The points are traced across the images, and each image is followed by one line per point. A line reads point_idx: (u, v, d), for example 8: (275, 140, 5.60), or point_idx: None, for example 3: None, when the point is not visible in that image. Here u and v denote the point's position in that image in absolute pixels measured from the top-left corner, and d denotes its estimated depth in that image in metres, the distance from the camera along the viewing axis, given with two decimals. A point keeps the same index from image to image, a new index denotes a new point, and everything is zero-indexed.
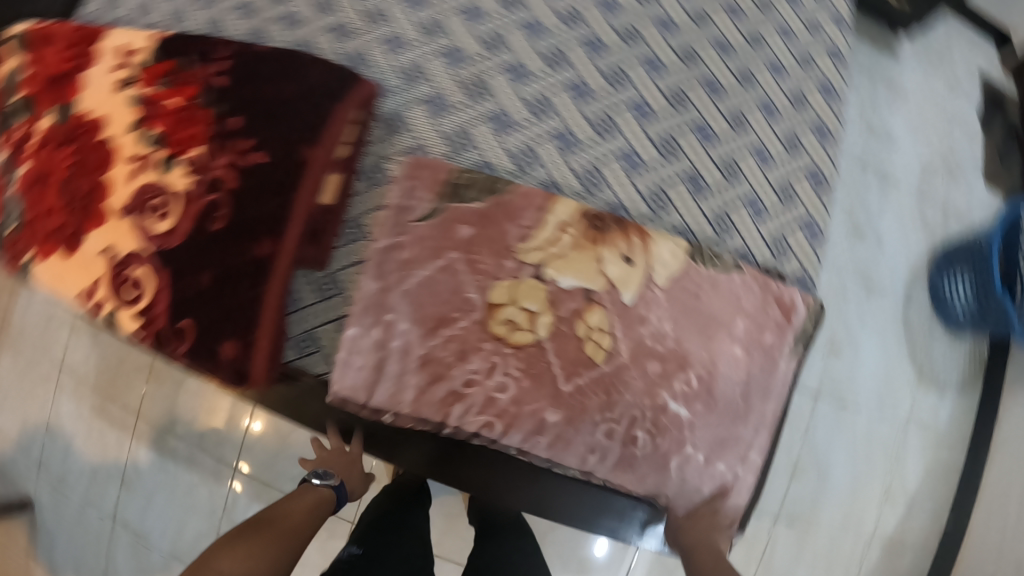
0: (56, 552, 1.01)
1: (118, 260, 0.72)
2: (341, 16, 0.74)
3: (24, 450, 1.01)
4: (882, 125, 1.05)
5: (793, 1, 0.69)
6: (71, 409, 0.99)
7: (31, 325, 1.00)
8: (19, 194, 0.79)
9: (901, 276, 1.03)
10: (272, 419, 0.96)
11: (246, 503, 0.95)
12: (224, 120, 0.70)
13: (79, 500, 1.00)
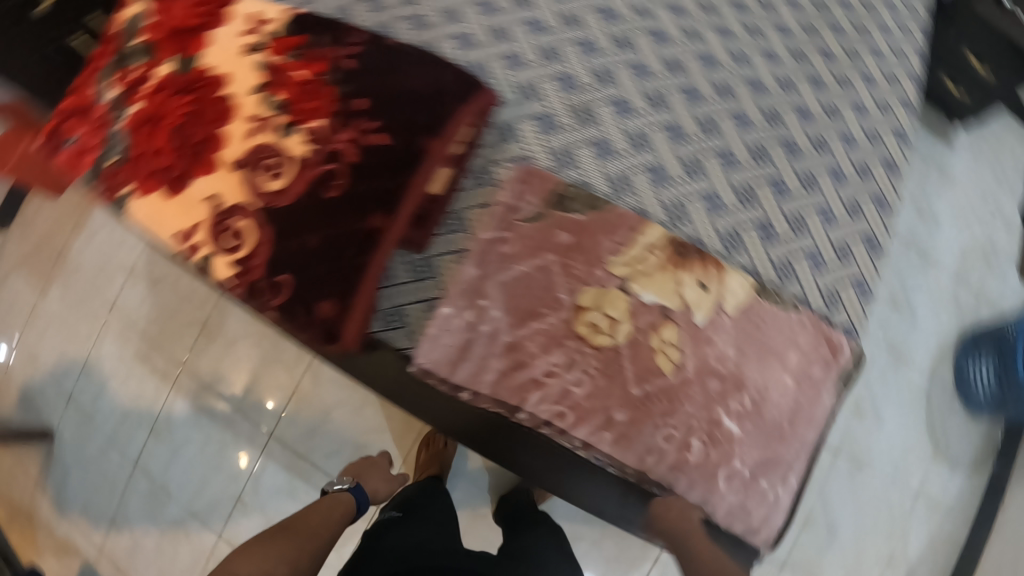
0: (68, 486, 1.06)
1: (222, 209, 0.76)
2: (467, 28, 0.80)
3: (55, 381, 1.06)
4: (930, 210, 1.29)
5: (869, 81, 0.79)
6: (112, 350, 1.05)
7: (89, 266, 1.07)
8: (127, 132, 0.83)
9: (931, 354, 1.24)
10: (313, 390, 0.99)
11: (275, 470, 0.99)
12: (349, 100, 0.75)
13: (104, 439, 1.05)
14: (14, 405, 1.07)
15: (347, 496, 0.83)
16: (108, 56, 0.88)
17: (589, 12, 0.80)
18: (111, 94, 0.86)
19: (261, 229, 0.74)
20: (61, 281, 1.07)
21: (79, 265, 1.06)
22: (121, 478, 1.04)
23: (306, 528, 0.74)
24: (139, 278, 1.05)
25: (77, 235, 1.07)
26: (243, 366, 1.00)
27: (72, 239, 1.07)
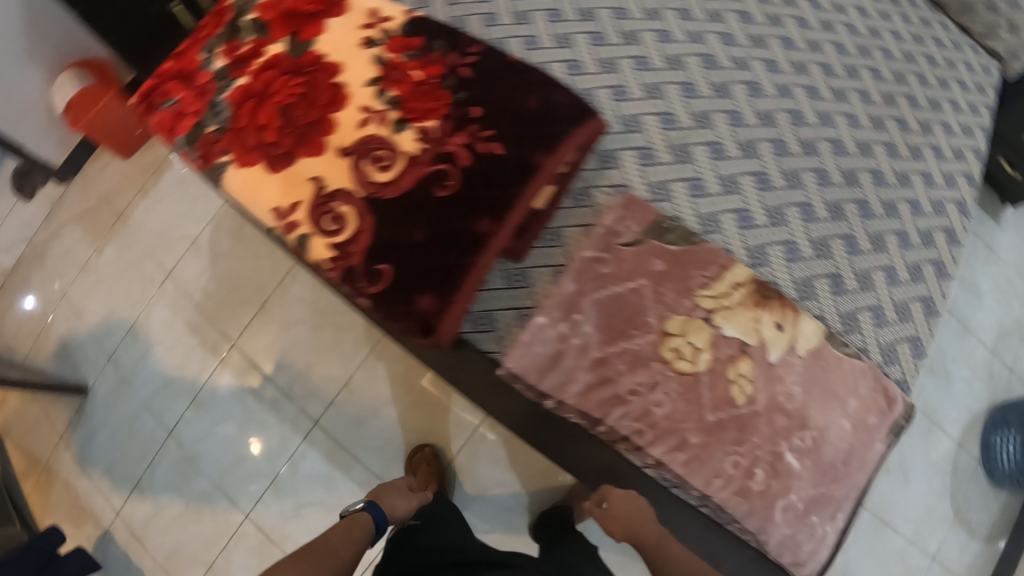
0: (95, 444, 1.07)
1: (325, 191, 0.77)
2: (578, 56, 0.85)
3: (98, 339, 1.08)
4: (974, 285, 1.38)
5: (940, 156, 0.87)
6: (164, 316, 1.07)
7: (151, 231, 1.09)
8: (231, 104, 0.85)
9: (961, 422, 1.31)
10: (363, 382, 1.00)
11: (315, 458, 1.00)
12: (465, 106, 0.78)
13: (140, 402, 1.06)
14: (51, 356, 1.09)
15: (365, 516, 0.78)
16: (219, 28, 0.91)
17: (692, 57, 0.85)
18: (219, 66, 0.88)
19: (361, 216, 0.74)
20: (117, 241, 1.10)
21: (141, 228, 1.10)
22: (154, 443, 1.05)
23: (328, 547, 0.70)
24: (200, 248, 1.07)
25: (143, 199, 1.11)
26: (297, 348, 1.02)
27: (138, 202, 1.11)
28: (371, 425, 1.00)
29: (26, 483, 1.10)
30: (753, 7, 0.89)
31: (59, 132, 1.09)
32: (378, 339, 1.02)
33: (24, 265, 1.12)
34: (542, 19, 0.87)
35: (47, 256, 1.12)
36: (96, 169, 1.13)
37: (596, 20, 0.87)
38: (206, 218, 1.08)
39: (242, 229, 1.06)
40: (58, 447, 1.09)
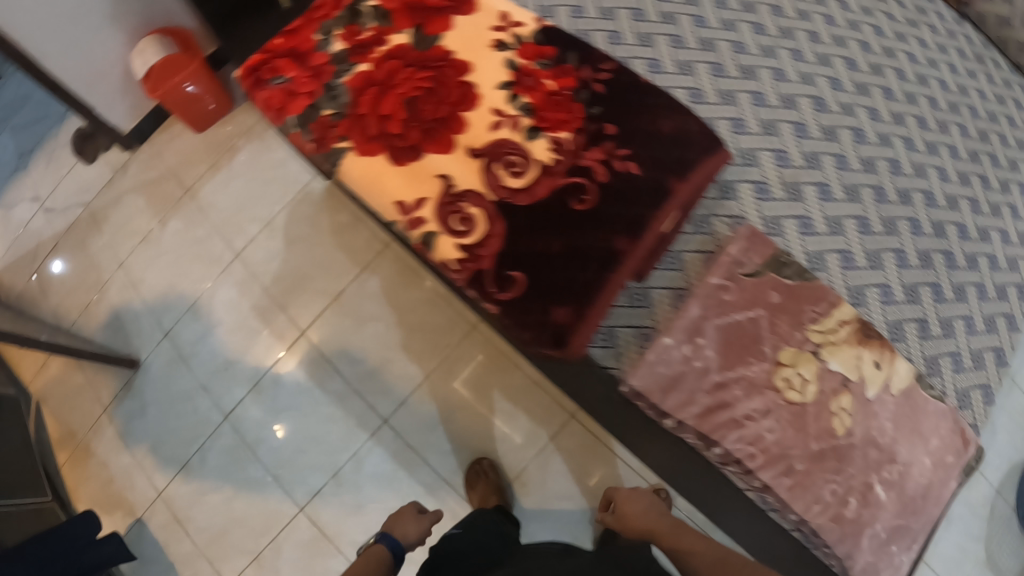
0: (143, 420, 1.06)
1: (453, 191, 0.75)
2: (698, 84, 0.87)
3: (155, 314, 1.08)
4: None
5: (1015, 217, 0.94)
6: (229, 297, 1.06)
7: (223, 207, 1.10)
8: (350, 90, 0.83)
9: (1002, 468, 1.22)
10: (439, 383, 1.00)
11: (381, 456, 0.98)
12: (600, 122, 0.79)
13: (197, 381, 1.05)
14: (102, 325, 1.09)
15: (381, 548, 0.79)
16: (336, 11, 0.90)
17: (805, 98, 0.88)
18: (336, 49, 0.87)
19: (491, 221, 0.73)
20: (183, 215, 1.11)
21: (211, 206, 1.10)
22: (208, 425, 1.04)
23: None
24: (274, 231, 1.07)
25: (213, 176, 1.12)
26: (370, 341, 1.01)
27: (209, 177, 1.12)
28: (441, 426, 0.99)
29: (60, 454, 1.10)
30: (858, 55, 0.93)
31: (131, 99, 1.11)
32: (455, 341, 1.01)
33: (82, 231, 1.12)
34: (664, 43, 0.89)
35: (107, 220, 1.12)
36: (163, 140, 1.16)
37: (715, 50, 0.89)
38: (282, 203, 1.08)
39: (319, 216, 1.06)
40: (102, 419, 1.09)
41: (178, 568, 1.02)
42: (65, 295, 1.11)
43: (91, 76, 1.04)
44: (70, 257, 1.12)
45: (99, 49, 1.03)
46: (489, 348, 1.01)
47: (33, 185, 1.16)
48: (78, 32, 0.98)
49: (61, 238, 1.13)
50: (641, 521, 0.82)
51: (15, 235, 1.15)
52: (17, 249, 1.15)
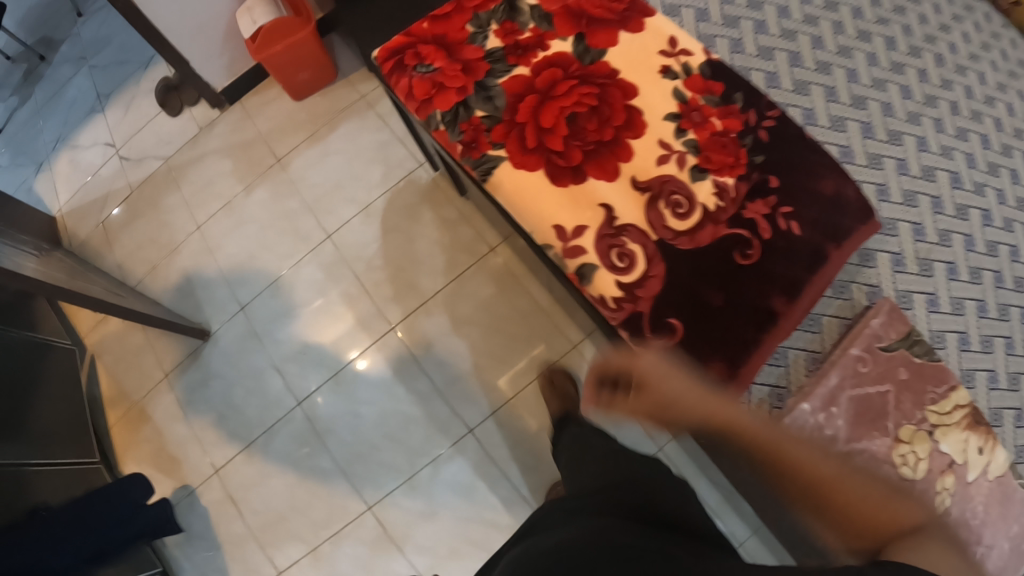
0: (207, 392, 1.03)
1: (615, 226, 0.72)
2: (848, 143, 0.89)
3: (231, 287, 1.07)
4: None
5: None
6: (313, 276, 1.06)
7: (318, 184, 1.10)
8: (506, 93, 0.79)
9: None
10: (525, 397, 0.98)
11: (458, 464, 0.96)
12: (763, 173, 0.77)
13: (273, 361, 1.02)
14: (171, 288, 1.09)
15: None
16: (492, 3, 0.86)
17: (943, 172, 0.89)
18: (492, 45, 0.82)
19: (649, 262, 0.71)
20: (270, 182, 1.12)
21: (306, 179, 1.11)
22: (279, 409, 1.00)
23: None
24: (371, 216, 1.08)
25: (309, 148, 1.12)
26: (464, 343, 1.01)
27: (304, 148, 1.13)
28: (523, 444, 0.97)
29: (111, 414, 1.05)
30: (992, 133, 0.93)
31: (228, 58, 1.10)
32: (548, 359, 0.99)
33: (163, 186, 1.14)
34: (820, 93, 0.91)
35: (186, 178, 1.14)
36: (256, 103, 1.16)
37: (866, 109, 0.91)
38: (384, 187, 1.09)
39: (422, 206, 1.07)
40: (159, 383, 1.05)
41: (226, 550, 0.97)
42: (138, 252, 1.12)
43: (192, 29, 1.03)
44: (143, 214, 1.14)
45: (205, 1, 1.01)
46: (584, 369, 0.99)
47: (108, 125, 1.20)
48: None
49: (138, 189, 1.15)
50: (678, 394, 0.59)
51: (89, 175, 1.19)
52: (89, 193, 1.17)
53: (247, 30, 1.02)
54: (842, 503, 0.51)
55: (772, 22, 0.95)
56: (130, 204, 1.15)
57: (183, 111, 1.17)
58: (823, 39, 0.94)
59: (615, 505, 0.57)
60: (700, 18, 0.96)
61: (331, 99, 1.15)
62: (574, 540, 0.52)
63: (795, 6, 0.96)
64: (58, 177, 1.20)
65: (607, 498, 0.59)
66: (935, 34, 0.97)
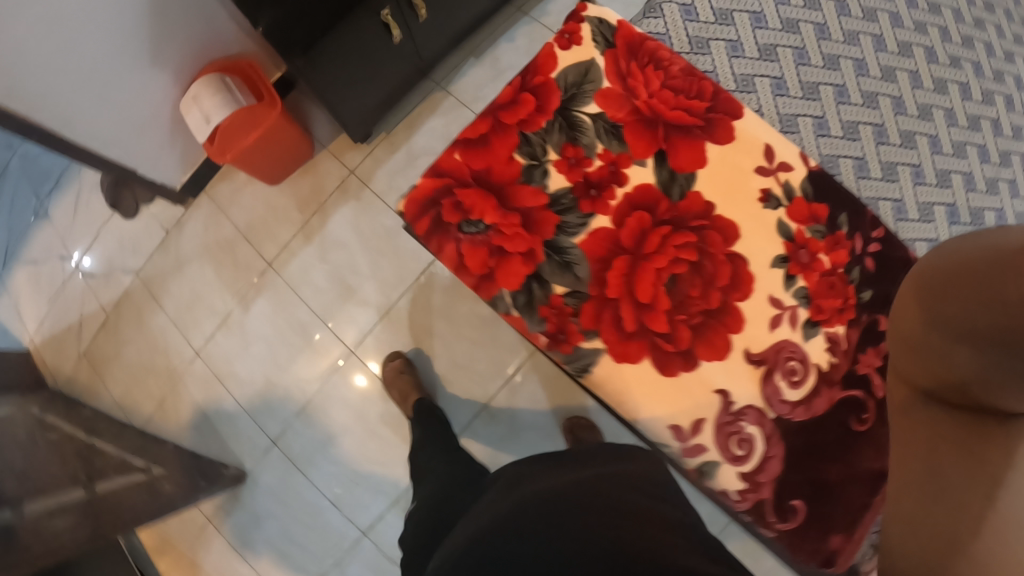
0: (263, 530, 0.95)
1: (732, 410, 0.66)
2: (936, 235, 0.76)
3: (258, 420, 0.97)
4: None
5: None
6: (343, 396, 0.96)
7: (321, 286, 0.98)
8: (587, 258, 0.65)
9: None
10: None
11: None
12: (875, 314, 0.69)
13: (325, 495, 0.95)
14: (187, 426, 0.97)
15: None
16: (543, 117, 0.68)
17: None
18: (556, 185, 0.66)
19: (768, 441, 0.66)
20: (270, 291, 0.98)
21: (307, 282, 0.98)
22: (344, 540, 0.94)
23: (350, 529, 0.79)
24: (395, 321, 0.97)
25: (305, 244, 0.99)
26: (522, 441, 0.93)
27: (298, 245, 0.99)
28: None
29: (161, 562, 0.98)
30: None
31: (181, 147, 0.96)
32: None
33: (143, 306, 0.99)
34: (908, 177, 0.77)
35: (167, 292, 0.99)
36: (226, 192, 1.01)
37: (951, 186, 0.78)
38: (404, 286, 0.97)
39: (452, 303, 0.97)
40: (205, 525, 0.97)
41: None
42: (138, 386, 0.99)
43: (130, 131, 0.87)
44: (130, 338, 1.00)
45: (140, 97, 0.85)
46: None
47: (59, 234, 1.03)
48: (109, 86, 0.80)
49: (113, 311, 1.00)
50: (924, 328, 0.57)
51: (55, 295, 1.03)
52: (61, 318, 1.02)
53: (202, 132, 0.86)
54: (944, 373, 0.54)
55: (852, 85, 0.79)
56: (111, 327, 1.00)
57: (140, 210, 1.01)
58: (904, 101, 0.80)
59: (578, 494, 0.58)
60: (779, 92, 0.77)
61: (314, 177, 1.01)
62: (522, 533, 0.54)
63: (870, 56, 0.80)
64: (20, 299, 1.04)
65: (572, 490, 0.60)
66: (1004, 67, 0.83)
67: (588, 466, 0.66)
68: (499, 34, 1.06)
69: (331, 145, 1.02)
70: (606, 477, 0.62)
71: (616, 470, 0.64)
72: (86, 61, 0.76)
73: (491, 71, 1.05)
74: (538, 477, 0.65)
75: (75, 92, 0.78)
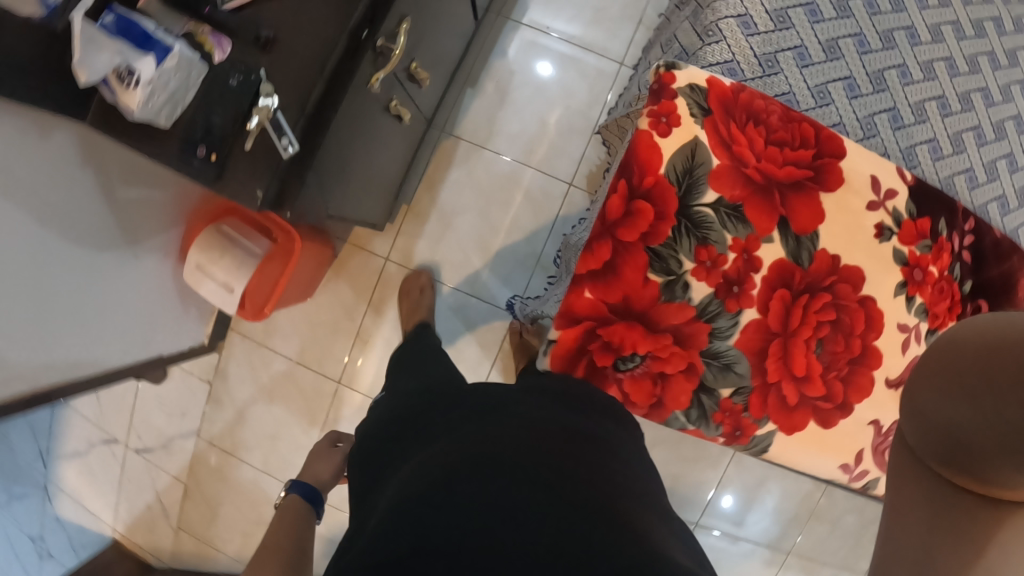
0: None
1: (884, 431, 0.71)
2: (1002, 190, 0.80)
3: None
4: None
5: None
6: None
7: None
8: (744, 354, 0.66)
9: None
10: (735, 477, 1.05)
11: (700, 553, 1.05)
12: (974, 303, 0.75)
13: None
14: None
15: None
16: (666, 225, 0.63)
17: None
18: (700, 295, 0.64)
19: None
20: (345, 409, 0.95)
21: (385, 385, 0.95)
22: None
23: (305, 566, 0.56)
24: None
25: (366, 350, 0.95)
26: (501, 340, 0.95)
27: (359, 355, 0.95)
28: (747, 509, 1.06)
29: None
30: None
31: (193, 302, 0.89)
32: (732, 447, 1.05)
33: (226, 463, 0.97)
34: (972, 142, 0.79)
35: (243, 442, 0.96)
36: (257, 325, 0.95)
37: (1006, 136, 0.80)
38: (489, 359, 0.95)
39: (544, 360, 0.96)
40: None
41: None
42: (247, 538, 0.97)
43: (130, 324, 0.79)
44: (223, 498, 0.97)
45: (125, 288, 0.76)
46: None
47: (91, 421, 0.99)
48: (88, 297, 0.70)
49: (189, 478, 0.98)
50: (937, 409, 0.39)
51: (117, 482, 1.00)
52: (135, 502, 1.00)
53: (230, 302, 0.81)
54: (958, 443, 0.38)
55: (910, 59, 0.76)
56: (197, 495, 0.98)
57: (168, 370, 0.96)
58: (954, 61, 0.77)
59: (536, 462, 0.49)
60: (853, 94, 0.74)
61: (349, 277, 0.95)
62: (501, 503, 0.45)
63: (918, 20, 0.76)
64: (80, 496, 1.01)
65: (524, 451, 0.51)
66: None
67: (525, 411, 0.57)
68: (488, 49, 0.96)
69: (352, 238, 0.94)
70: (562, 434, 0.54)
71: (560, 424, 0.56)
72: (71, 299, 0.68)
73: (494, 95, 0.96)
74: (514, 417, 0.56)
75: (73, 336, 0.70)
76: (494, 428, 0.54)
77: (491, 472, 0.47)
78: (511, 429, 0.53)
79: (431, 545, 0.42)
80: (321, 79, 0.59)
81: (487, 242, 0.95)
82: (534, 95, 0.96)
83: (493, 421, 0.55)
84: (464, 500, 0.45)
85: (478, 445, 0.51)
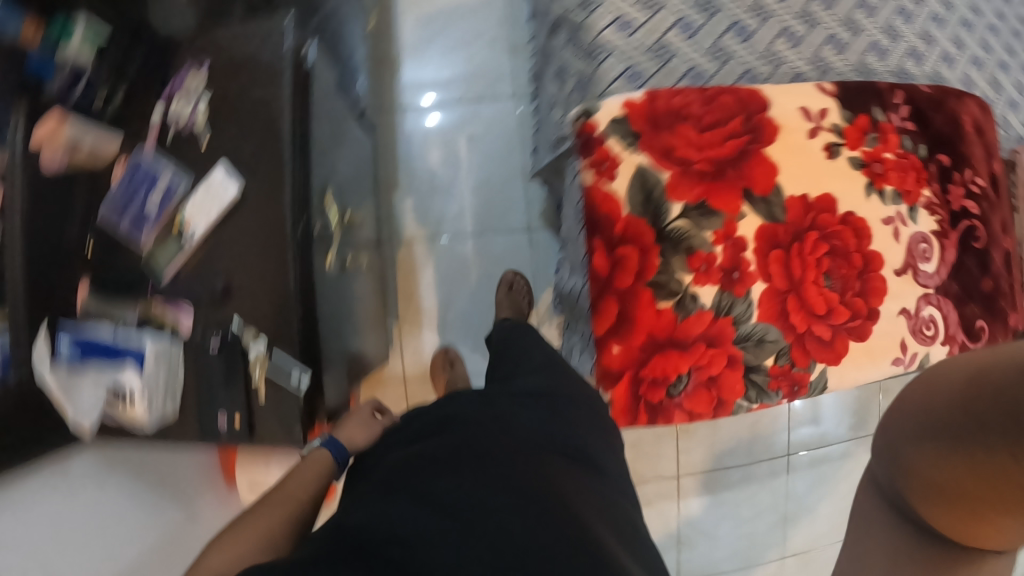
0: None
1: (913, 314, 0.75)
2: (909, 42, 0.82)
3: None
4: None
5: None
6: None
7: None
8: (769, 322, 0.69)
9: None
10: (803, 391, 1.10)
11: (806, 473, 1.11)
12: (935, 160, 0.78)
13: None
14: None
15: None
16: (649, 254, 0.65)
17: None
18: (708, 297, 0.66)
19: (940, 310, 0.77)
20: None
21: None
22: None
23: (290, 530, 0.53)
24: None
25: None
26: None
27: None
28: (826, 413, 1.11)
29: None
30: None
31: None
32: None
33: None
34: (863, 19, 0.79)
35: None
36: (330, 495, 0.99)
37: None
38: None
39: None
40: None
41: None
42: None
43: None
44: None
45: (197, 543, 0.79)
46: None
47: None
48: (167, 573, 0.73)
49: None
50: (927, 456, 0.38)
51: None
52: None
53: None
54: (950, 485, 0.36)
55: None
56: None
57: None
58: None
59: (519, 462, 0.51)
60: (745, 37, 0.75)
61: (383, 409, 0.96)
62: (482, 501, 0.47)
63: None
64: None
65: (510, 449, 0.52)
66: None
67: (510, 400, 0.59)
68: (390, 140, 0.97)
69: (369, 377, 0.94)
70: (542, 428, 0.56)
71: (546, 417, 0.57)
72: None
73: (416, 181, 0.97)
74: (495, 414, 0.56)
75: None
76: (473, 426, 0.54)
77: (476, 470, 0.49)
78: (487, 429, 0.54)
79: (410, 539, 0.43)
80: (292, 287, 0.59)
81: (489, 313, 0.97)
82: (456, 164, 0.97)
83: (475, 417, 0.55)
84: (451, 499, 0.47)
85: (456, 448, 0.52)
